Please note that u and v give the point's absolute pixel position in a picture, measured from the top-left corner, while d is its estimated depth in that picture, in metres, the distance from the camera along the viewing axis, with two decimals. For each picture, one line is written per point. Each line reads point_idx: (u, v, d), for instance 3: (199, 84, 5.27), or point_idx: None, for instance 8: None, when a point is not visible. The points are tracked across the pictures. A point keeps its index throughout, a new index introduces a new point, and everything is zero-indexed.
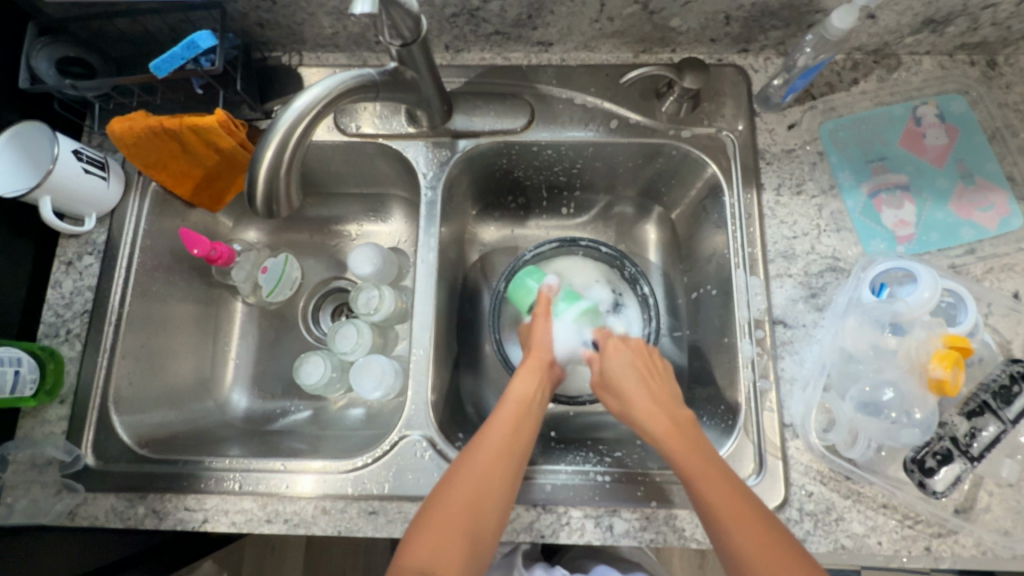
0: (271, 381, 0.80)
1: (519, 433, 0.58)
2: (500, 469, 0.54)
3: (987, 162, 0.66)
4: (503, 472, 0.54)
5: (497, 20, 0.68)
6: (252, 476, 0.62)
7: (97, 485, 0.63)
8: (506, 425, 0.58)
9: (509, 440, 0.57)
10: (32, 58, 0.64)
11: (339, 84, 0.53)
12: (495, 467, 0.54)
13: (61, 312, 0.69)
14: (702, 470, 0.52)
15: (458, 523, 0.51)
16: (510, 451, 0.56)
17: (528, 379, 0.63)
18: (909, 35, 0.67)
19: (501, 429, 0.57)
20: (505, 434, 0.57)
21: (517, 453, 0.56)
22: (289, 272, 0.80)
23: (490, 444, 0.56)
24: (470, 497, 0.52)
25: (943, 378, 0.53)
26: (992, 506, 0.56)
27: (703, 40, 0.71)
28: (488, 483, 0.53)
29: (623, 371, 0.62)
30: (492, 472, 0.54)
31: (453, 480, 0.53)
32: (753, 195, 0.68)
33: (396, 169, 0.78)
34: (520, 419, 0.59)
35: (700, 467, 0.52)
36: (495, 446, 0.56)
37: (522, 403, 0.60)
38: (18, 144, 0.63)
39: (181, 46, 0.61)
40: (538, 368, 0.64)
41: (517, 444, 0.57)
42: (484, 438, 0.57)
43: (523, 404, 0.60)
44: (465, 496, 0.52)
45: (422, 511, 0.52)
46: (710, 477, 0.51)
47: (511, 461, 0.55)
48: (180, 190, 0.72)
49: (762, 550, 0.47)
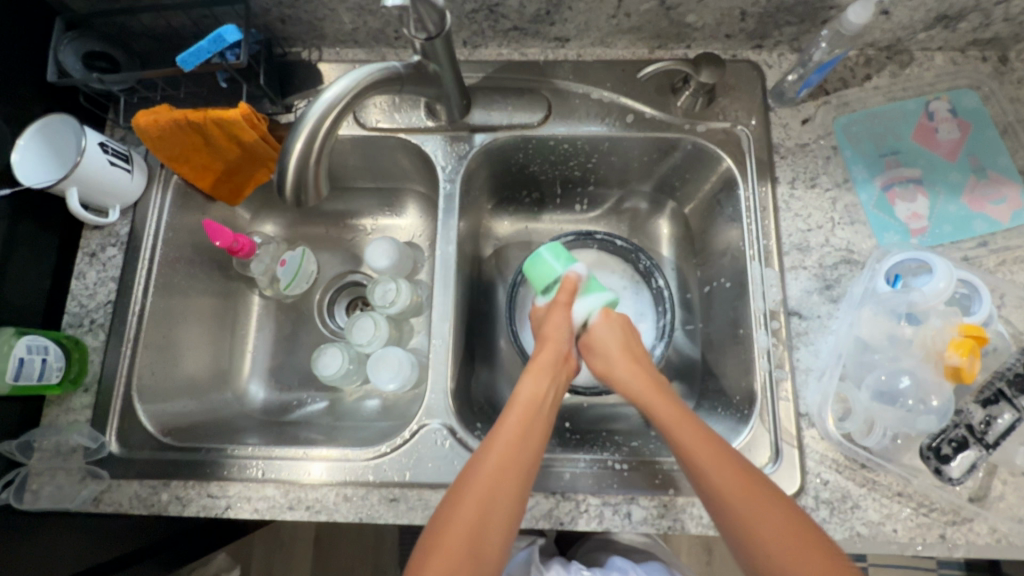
0: (287, 373, 0.81)
1: (527, 439, 0.56)
2: (508, 485, 0.52)
3: (999, 156, 0.67)
4: (511, 488, 0.52)
5: (515, 15, 0.69)
6: (274, 464, 0.63)
7: (121, 472, 0.64)
8: (513, 433, 0.56)
9: (516, 450, 0.54)
10: (60, 52, 0.65)
11: (366, 77, 0.54)
12: (502, 475, 0.52)
13: (84, 302, 0.70)
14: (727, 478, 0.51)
15: (463, 545, 0.49)
16: (515, 464, 0.53)
17: (537, 378, 0.61)
18: (922, 31, 0.68)
19: (506, 440, 0.55)
20: (512, 444, 0.55)
21: (525, 462, 0.54)
22: (306, 266, 0.81)
23: (495, 457, 0.53)
24: (476, 511, 0.50)
25: (959, 364, 0.54)
26: (1006, 495, 0.56)
27: (719, 36, 0.72)
28: (498, 495, 0.51)
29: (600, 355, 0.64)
30: (499, 481, 0.52)
31: (459, 498, 0.51)
32: (768, 188, 0.69)
33: (414, 163, 0.79)
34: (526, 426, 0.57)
35: (725, 473, 0.50)
36: (498, 455, 0.54)
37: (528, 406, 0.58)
38: (46, 134, 0.64)
39: (208, 40, 0.62)
40: (549, 364, 0.61)
41: (523, 448, 0.55)
42: (491, 452, 0.54)
43: (531, 406, 0.58)
44: (472, 515, 0.50)
45: (430, 529, 0.51)
46: (735, 487, 0.50)
47: (518, 473, 0.53)
48: (201, 183, 0.73)
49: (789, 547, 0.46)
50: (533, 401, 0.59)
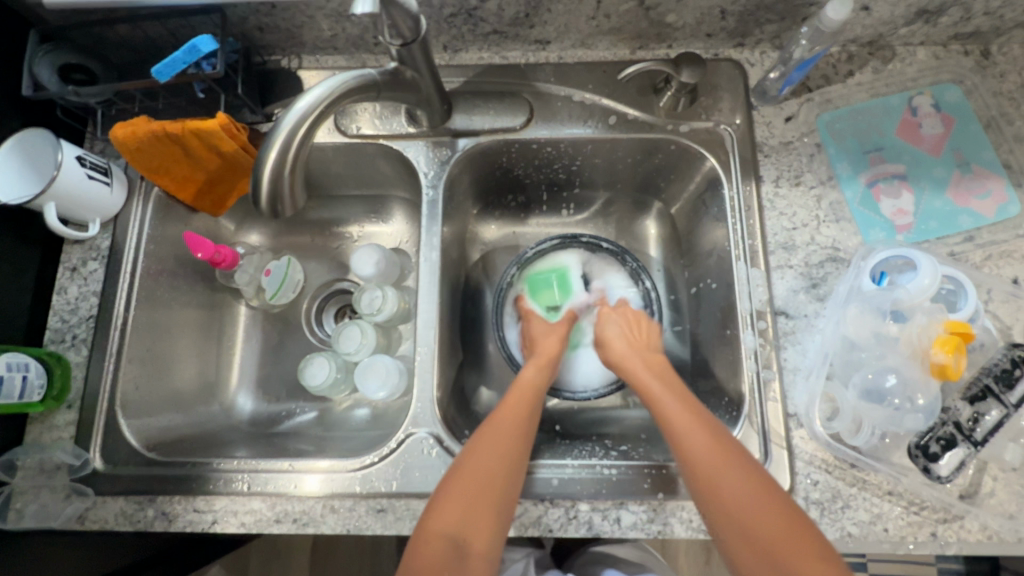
0: (275, 383, 0.81)
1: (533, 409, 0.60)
2: (519, 442, 0.57)
3: (983, 150, 0.66)
4: (518, 447, 0.56)
5: (494, 19, 0.68)
6: (261, 477, 0.63)
7: (106, 489, 0.63)
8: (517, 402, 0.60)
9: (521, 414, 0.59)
10: (35, 65, 0.64)
11: (341, 85, 0.53)
12: (511, 440, 0.56)
13: (66, 318, 0.69)
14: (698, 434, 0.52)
15: (479, 490, 0.53)
16: (523, 425, 0.58)
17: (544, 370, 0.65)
18: (903, 26, 0.67)
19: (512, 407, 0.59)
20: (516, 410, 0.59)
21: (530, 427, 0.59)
22: (292, 275, 0.80)
23: (502, 422, 0.58)
24: (491, 467, 0.54)
25: (944, 362, 0.54)
26: (996, 491, 0.56)
27: (699, 35, 0.71)
28: (509, 455, 0.55)
29: (607, 329, 0.67)
30: (505, 445, 0.56)
31: (471, 453, 0.55)
32: (752, 187, 0.68)
33: (396, 168, 0.78)
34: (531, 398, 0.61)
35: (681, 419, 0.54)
36: (509, 421, 0.58)
37: (531, 386, 0.62)
38: (23, 150, 0.64)
39: (183, 51, 0.61)
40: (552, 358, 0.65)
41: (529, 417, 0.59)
42: (496, 417, 0.58)
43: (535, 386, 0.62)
44: (488, 467, 0.54)
45: (445, 482, 0.54)
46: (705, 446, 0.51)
47: (521, 436, 0.57)
48: (183, 195, 0.73)
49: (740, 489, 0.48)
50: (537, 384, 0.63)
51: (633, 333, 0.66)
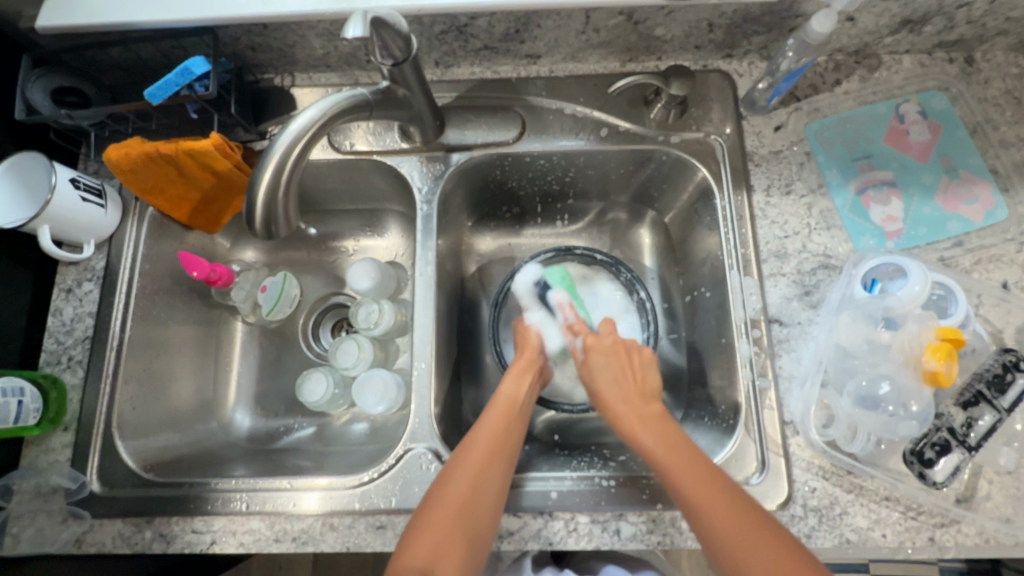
0: (273, 399, 0.81)
1: (510, 434, 0.60)
2: (494, 469, 0.56)
3: (969, 156, 0.67)
4: (495, 475, 0.56)
5: (485, 35, 0.69)
6: (259, 496, 0.62)
7: (103, 511, 0.63)
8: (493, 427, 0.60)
9: (498, 439, 0.58)
10: (28, 90, 0.64)
11: (334, 105, 0.54)
12: (486, 465, 0.56)
13: (62, 340, 0.69)
14: (688, 467, 0.52)
15: (455, 517, 0.52)
16: (499, 452, 0.58)
17: (518, 379, 0.65)
18: (888, 35, 0.68)
19: (489, 431, 0.59)
20: (496, 434, 0.59)
21: (506, 454, 0.58)
22: (288, 290, 0.80)
23: (479, 448, 0.57)
24: (467, 494, 0.54)
25: (936, 369, 0.55)
26: (993, 494, 0.56)
27: (688, 47, 0.72)
28: (486, 483, 0.55)
29: (597, 374, 0.63)
30: (479, 471, 0.55)
31: (448, 481, 0.55)
32: (744, 197, 0.69)
33: (390, 184, 0.79)
34: (509, 419, 0.61)
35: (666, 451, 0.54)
36: (483, 448, 0.57)
37: (509, 402, 0.62)
38: (17, 174, 0.64)
39: (174, 73, 0.62)
40: (527, 367, 0.65)
41: (507, 444, 0.59)
42: (473, 441, 0.58)
43: (512, 402, 0.62)
44: (463, 495, 0.53)
45: (419, 514, 0.53)
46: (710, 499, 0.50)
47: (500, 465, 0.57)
48: (178, 214, 0.73)
49: (726, 516, 0.48)
50: (512, 398, 0.63)
51: (623, 379, 0.62)
